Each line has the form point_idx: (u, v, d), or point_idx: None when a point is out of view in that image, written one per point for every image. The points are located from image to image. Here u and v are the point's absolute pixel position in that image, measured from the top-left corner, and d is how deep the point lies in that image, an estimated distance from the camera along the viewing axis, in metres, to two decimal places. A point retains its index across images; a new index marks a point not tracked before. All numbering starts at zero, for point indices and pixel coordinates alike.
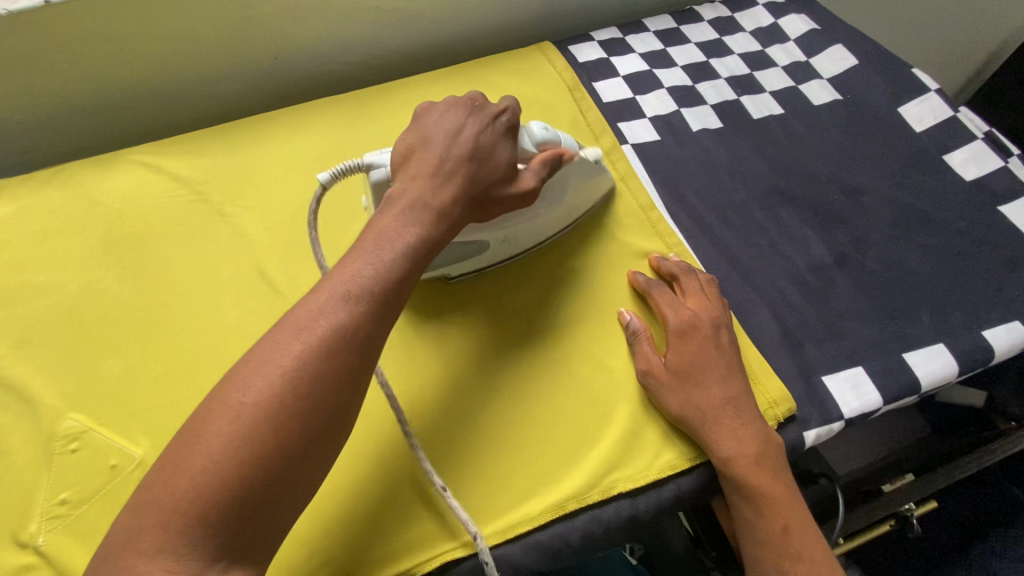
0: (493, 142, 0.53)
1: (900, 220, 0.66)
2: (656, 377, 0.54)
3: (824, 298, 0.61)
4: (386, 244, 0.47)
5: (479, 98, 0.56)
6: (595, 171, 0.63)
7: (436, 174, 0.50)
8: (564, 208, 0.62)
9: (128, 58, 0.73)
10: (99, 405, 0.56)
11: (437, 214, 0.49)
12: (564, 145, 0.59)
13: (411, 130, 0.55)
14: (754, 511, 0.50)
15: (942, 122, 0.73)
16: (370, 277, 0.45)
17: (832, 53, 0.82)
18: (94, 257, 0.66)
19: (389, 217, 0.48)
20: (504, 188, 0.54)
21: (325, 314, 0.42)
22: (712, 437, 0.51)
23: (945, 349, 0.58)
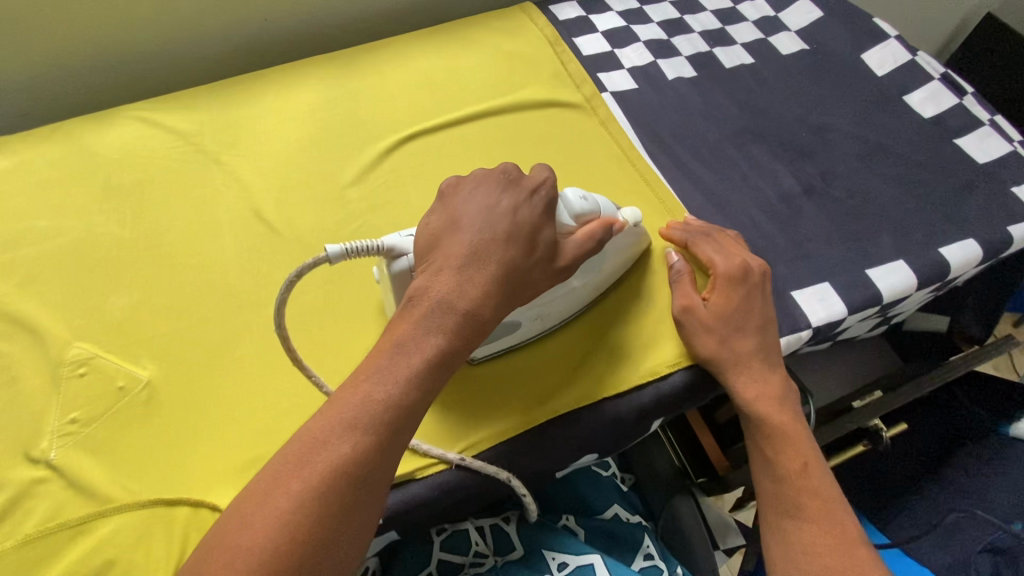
0: (531, 223, 0.49)
1: (863, 153, 0.71)
2: (696, 316, 0.57)
3: (793, 223, 0.65)
4: (401, 359, 0.43)
5: (512, 170, 0.52)
6: (634, 235, 0.59)
7: (464, 268, 0.46)
8: (600, 278, 0.58)
9: (120, 17, 0.75)
10: (105, 334, 0.59)
11: (458, 320, 0.45)
12: (604, 213, 0.55)
13: (437, 210, 0.51)
14: (775, 448, 0.55)
15: (902, 65, 0.78)
16: (380, 400, 0.41)
17: (800, 8, 0.86)
18: (94, 204, 0.68)
19: (405, 323, 0.45)
20: (540, 273, 0.50)
21: (330, 445, 0.39)
22: (738, 381, 0.56)
23: (905, 264, 0.62)
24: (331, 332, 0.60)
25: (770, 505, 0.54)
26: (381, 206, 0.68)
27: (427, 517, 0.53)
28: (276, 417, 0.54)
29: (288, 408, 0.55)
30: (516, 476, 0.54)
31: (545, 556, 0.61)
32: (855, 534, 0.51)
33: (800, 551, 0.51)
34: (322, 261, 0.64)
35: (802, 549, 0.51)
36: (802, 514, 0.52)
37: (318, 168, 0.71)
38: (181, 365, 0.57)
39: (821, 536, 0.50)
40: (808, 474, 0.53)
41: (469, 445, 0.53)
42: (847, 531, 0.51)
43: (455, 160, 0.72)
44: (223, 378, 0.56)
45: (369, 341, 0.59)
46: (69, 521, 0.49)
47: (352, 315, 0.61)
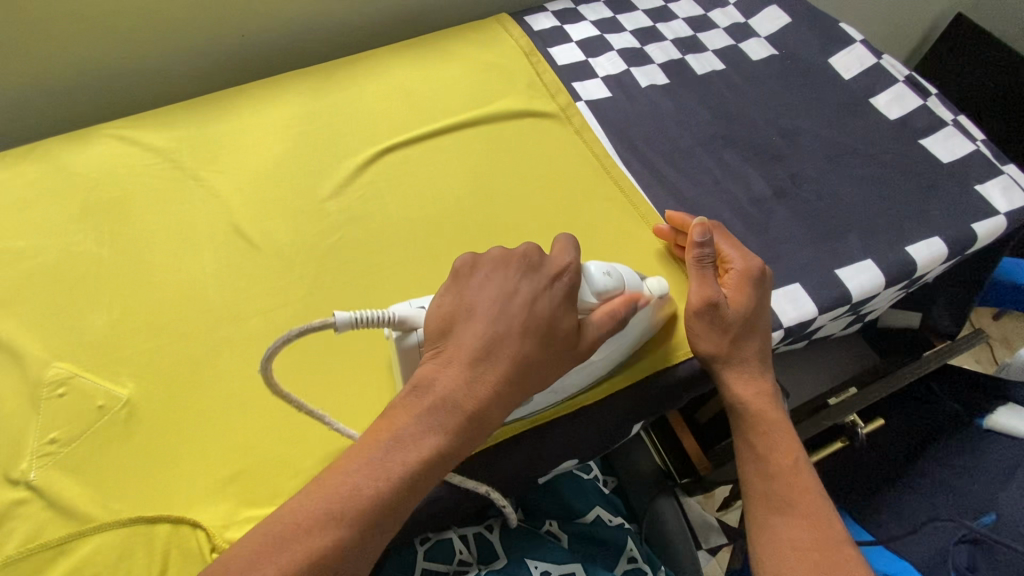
0: (551, 315, 0.48)
1: (832, 156, 0.72)
2: (719, 314, 0.56)
3: (764, 226, 0.67)
4: (397, 454, 0.43)
5: (534, 252, 0.51)
6: (661, 302, 0.57)
7: (473, 367, 0.46)
8: (616, 348, 0.56)
9: (96, 38, 0.76)
10: (84, 354, 0.59)
11: (460, 420, 0.45)
12: (628, 287, 0.54)
13: (450, 290, 0.49)
14: (765, 445, 0.56)
15: (868, 69, 0.80)
16: (371, 495, 0.41)
17: (768, 14, 0.88)
18: (72, 223, 0.68)
19: (405, 414, 0.44)
20: (553, 371, 0.49)
21: (314, 535, 0.39)
22: (735, 380, 0.57)
23: (874, 263, 0.63)
24: (310, 344, 0.60)
25: (758, 503, 0.55)
26: (360, 218, 0.69)
27: (406, 527, 0.53)
28: (256, 432, 0.55)
29: (269, 423, 0.55)
30: (496, 483, 0.55)
31: (529, 565, 0.61)
32: (840, 528, 0.52)
33: (789, 545, 0.51)
34: (302, 275, 0.65)
35: (790, 544, 0.52)
36: (791, 510, 0.53)
37: (298, 182, 0.72)
38: (161, 382, 0.57)
39: (808, 531, 0.52)
40: (798, 473, 0.55)
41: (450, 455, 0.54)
42: (833, 527, 0.52)
43: (433, 172, 0.73)
44: (204, 393, 0.57)
45: (348, 353, 0.60)
46: (50, 542, 0.49)
47: (330, 327, 0.61)
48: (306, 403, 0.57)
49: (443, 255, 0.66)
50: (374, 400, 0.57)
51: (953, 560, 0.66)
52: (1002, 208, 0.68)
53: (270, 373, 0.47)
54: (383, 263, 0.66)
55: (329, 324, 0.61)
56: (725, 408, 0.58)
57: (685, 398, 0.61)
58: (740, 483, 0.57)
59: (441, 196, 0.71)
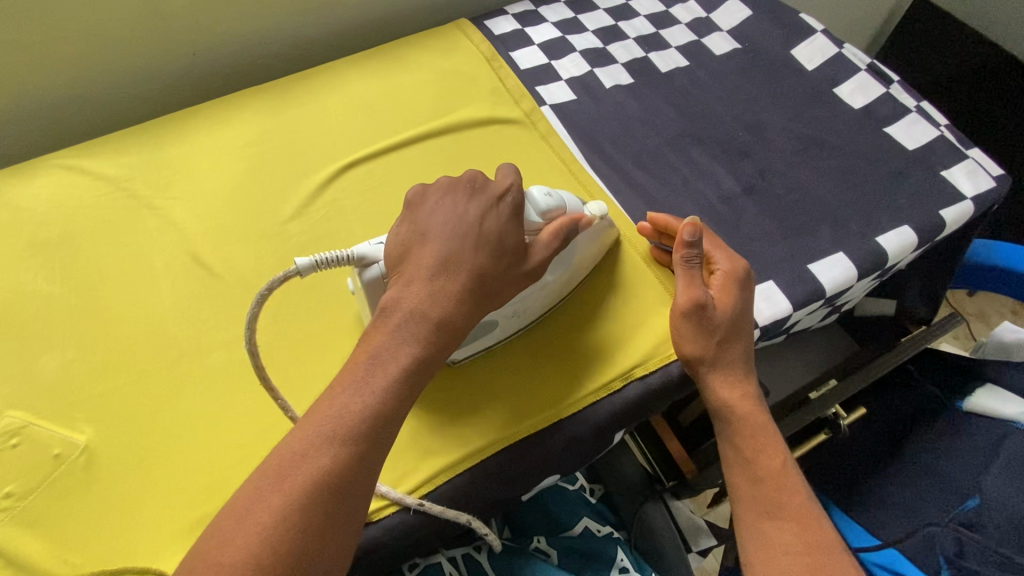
0: (498, 226, 0.50)
1: (799, 148, 0.72)
2: (705, 313, 0.55)
3: (734, 224, 0.66)
4: (376, 368, 0.44)
5: (478, 177, 0.52)
6: (603, 227, 0.59)
7: (434, 280, 0.47)
8: (569, 272, 0.58)
9: (35, 65, 0.72)
10: (38, 400, 0.56)
11: (430, 330, 0.46)
12: (570, 209, 0.55)
13: (404, 222, 0.51)
14: (752, 450, 0.55)
15: (830, 59, 0.79)
16: (357, 411, 0.42)
17: (729, 7, 0.87)
18: (20, 262, 0.65)
19: (379, 334, 0.45)
20: (513, 279, 0.50)
21: (309, 458, 0.40)
22: (719, 382, 0.56)
23: (845, 256, 0.63)
24: (277, 375, 0.58)
25: (746, 508, 0.54)
26: (324, 239, 0.67)
27: (385, 561, 0.51)
28: (223, 469, 0.53)
29: (236, 460, 0.53)
30: (477, 505, 0.54)
31: None
32: (829, 532, 0.52)
33: (780, 550, 0.51)
34: None
35: (781, 548, 0.51)
36: (781, 514, 0.53)
37: (257, 204, 0.69)
38: (122, 425, 0.55)
39: (798, 534, 0.51)
40: (786, 476, 0.54)
41: (423, 478, 0.52)
42: (824, 531, 0.52)
43: (398, 186, 0.71)
44: (166, 433, 0.55)
45: (316, 380, 0.58)
46: None
47: (297, 353, 0.59)
48: (275, 436, 0.55)
49: None
50: None
51: (940, 548, 0.67)
52: (969, 193, 0.68)
53: (256, 348, 0.49)
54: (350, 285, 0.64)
55: (295, 351, 0.59)
56: (709, 411, 0.58)
57: (666, 402, 0.60)
58: (728, 487, 0.56)
59: None
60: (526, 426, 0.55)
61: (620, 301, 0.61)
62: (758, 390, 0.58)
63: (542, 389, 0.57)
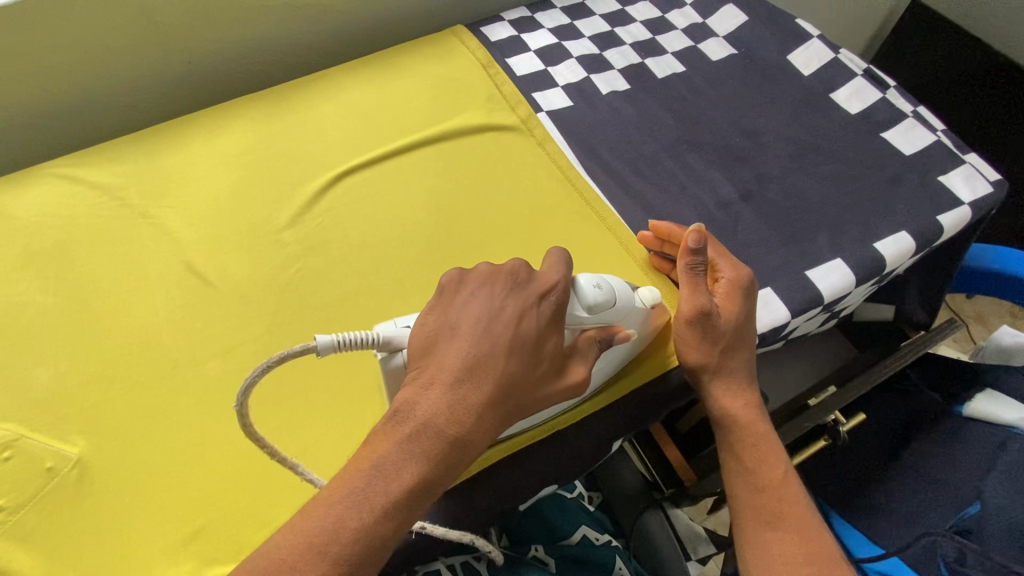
0: (535, 332, 0.47)
1: (797, 154, 0.72)
2: (710, 321, 0.55)
3: (732, 230, 0.66)
4: (380, 484, 0.41)
5: (521, 269, 0.49)
6: (651, 310, 0.56)
7: (456, 386, 0.44)
8: (610, 363, 0.55)
9: (31, 74, 0.72)
10: (31, 413, 0.56)
11: (443, 445, 0.43)
12: (621, 297, 0.52)
13: (435, 308, 0.48)
14: (756, 460, 0.55)
15: (827, 64, 0.79)
16: (353, 529, 0.40)
17: (726, 13, 0.87)
18: (14, 272, 0.65)
19: (386, 441, 0.43)
20: (542, 389, 0.48)
21: (297, 573, 0.38)
22: (722, 391, 0.56)
23: (843, 262, 0.63)
24: (273, 385, 0.57)
25: (748, 517, 0.54)
26: (320, 247, 0.67)
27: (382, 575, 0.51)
28: (218, 481, 0.52)
29: (231, 473, 0.53)
30: (477, 519, 0.53)
31: None
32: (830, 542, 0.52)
33: (782, 562, 0.50)
34: (261, 310, 0.62)
35: (783, 559, 0.51)
36: (782, 524, 0.52)
37: (253, 212, 0.69)
38: (116, 437, 0.54)
39: (800, 545, 0.51)
40: (788, 485, 0.54)
41: None
42: (823, 543, 0.51)
43: (395, 194, 0.71)
44: (160, 446, 0.54)
45: (313, 390, 0.57)
46: None
47: (294, 363, 0.59)
48: (271, 447, 0.54)
49: (408, 279, 0.65)
50: (341, 436, 0.55)
51: (940, 554, 0.65)
52: (966, 198, 0.68)
53: (246, 408, 0.45)
54: (348, 294, 0.64)
55: (291, 360, 0.59)
56: (711, 420, 0.57)
57: (666, 410, 0.60)
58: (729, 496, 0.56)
59: (404, 219, 0.69)
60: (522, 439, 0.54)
61: None
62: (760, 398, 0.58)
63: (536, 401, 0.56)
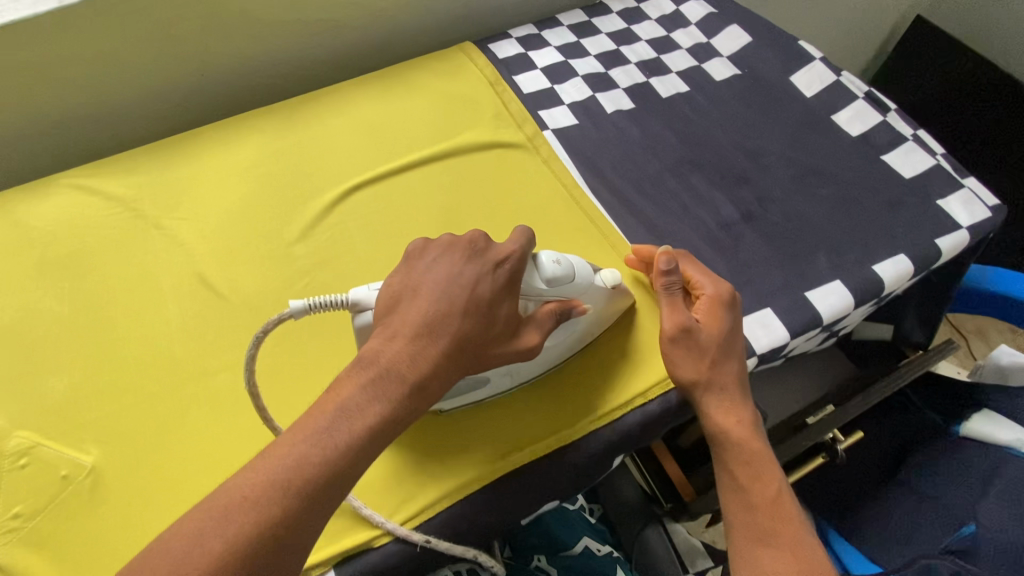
0: (491, 296, 0.50)
1: (798, 176, 0.73)
2: (686, 335, 0.57)
3: (733, 251, 0.67)
4: (342, 423, 0.44)
5: (480, 239, 0.53)
6: (614, 295, 0.59)
7: (415, 339, 0.48)
8: (572, 336, 0.58)
9: (52, 87, 0.75)
10: (45, 421, 0.57)
11: (402, 390, 0.46)
12: (580, 274, 0.55)
13: (400, 271, 0.52)
14: (749, 477, 0.56)
15: (829, 86, 0.81)
16: (316, 462, 0.42)
17: (730, 33, 0.88)
18: (31, 281, 0.66)
19: (351, 384, 0.46)
20: (496, 347, 0.51)
21: (261, 505, 0.41)
22: (713, 408, 0.57)
23: (842, 284, 0.64)
24: (282, 398, 0.59)
25: (740, 533, 0.55)
26: (329, 262, 0.68)
27: None
28: None
29: None
30: (479, 533, 0.54)
31: None
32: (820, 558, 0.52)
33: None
34: (271, 323, 0.64)
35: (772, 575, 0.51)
36: (773, 542, 0.53)
37: (264, 225, 0.71)
38: (129, 446, 0.56)
39: (791, 562, 0.52)
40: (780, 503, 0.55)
41: (420, 508, 0.53)
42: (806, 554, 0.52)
43: (403, 210, 0.72)
44: (171, 456, 0.55)
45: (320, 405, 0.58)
46: None
47: (301, 378, 0.60)
48: None
49: None
50: None
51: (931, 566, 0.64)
52: (964, 222, 0.69)
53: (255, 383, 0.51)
54: None
55: (300, 377, 0.60)
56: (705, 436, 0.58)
57: (666, 427, 0.61)
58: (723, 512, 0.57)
59: (411, 234, 0.70)
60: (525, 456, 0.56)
61: (617, 330, 0.63)
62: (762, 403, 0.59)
63: (539, 421, 0.58)
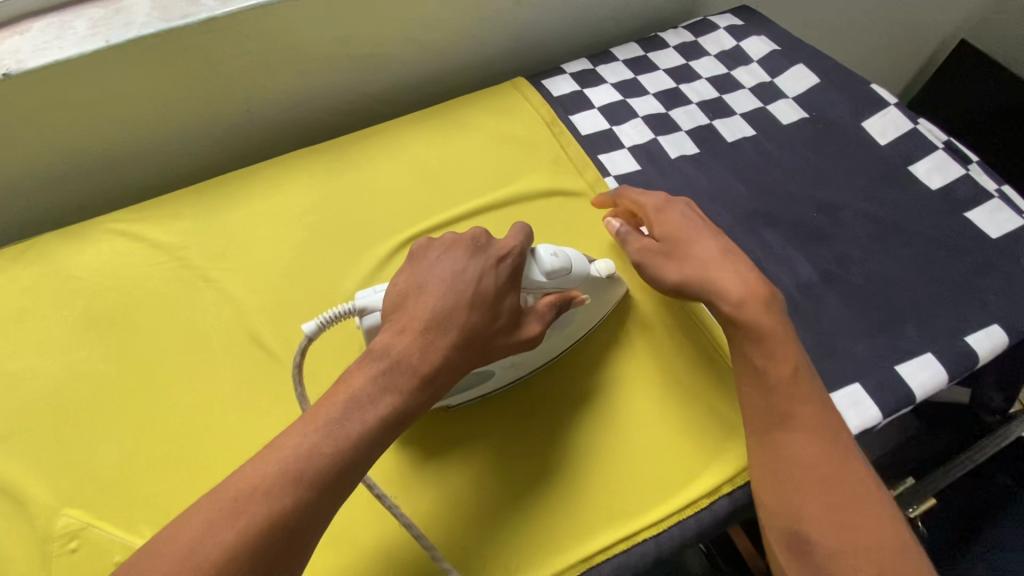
0: (495, 290, 0.51)
1: (877, 233, 0.69)
2: (653, 256, 0.60)
3: (815, 317, 0.63)
4: (354, 413, 0.45)
5: (482, 235, 0.54)
6: (607, 285, 0.61)
7: (425, 331, 0.48)
8: (570, 329, 0.60)
9: (95, 126, 0.72)
10: (95, 497, 0.54)
11: (414, 382, 0.47)
12: (575, 266, 0.57)
13: (407, 269, 0.52)
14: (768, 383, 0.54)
15: (905, 134, 0.77)
16: (327, 454, 0.43)
17: (796, 73, 0.85)
18: (75, 337, 0.63)
19: (362, 377, 0.46)
20: (501, 341, 0.51)
21: (272, 496, 0.40)
22: (701, 266, 0.58)
23: (934, 358, 0.60)
24: None
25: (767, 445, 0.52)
26: None
27: None
28: None
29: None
30: None
31: None
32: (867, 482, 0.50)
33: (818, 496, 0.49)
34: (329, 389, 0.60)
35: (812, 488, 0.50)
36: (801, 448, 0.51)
37: (318, 279, 0.67)
38: None
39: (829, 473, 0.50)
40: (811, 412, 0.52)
41: None
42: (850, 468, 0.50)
43: None
44: None
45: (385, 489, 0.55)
46: None
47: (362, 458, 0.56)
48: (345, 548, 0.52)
49: None
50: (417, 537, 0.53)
51: None
52: None
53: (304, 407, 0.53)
54: None
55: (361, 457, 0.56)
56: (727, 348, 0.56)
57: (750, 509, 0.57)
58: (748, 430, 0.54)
59: None
60: (565, 482, 0.55)
61: (697, 405, 0.59)
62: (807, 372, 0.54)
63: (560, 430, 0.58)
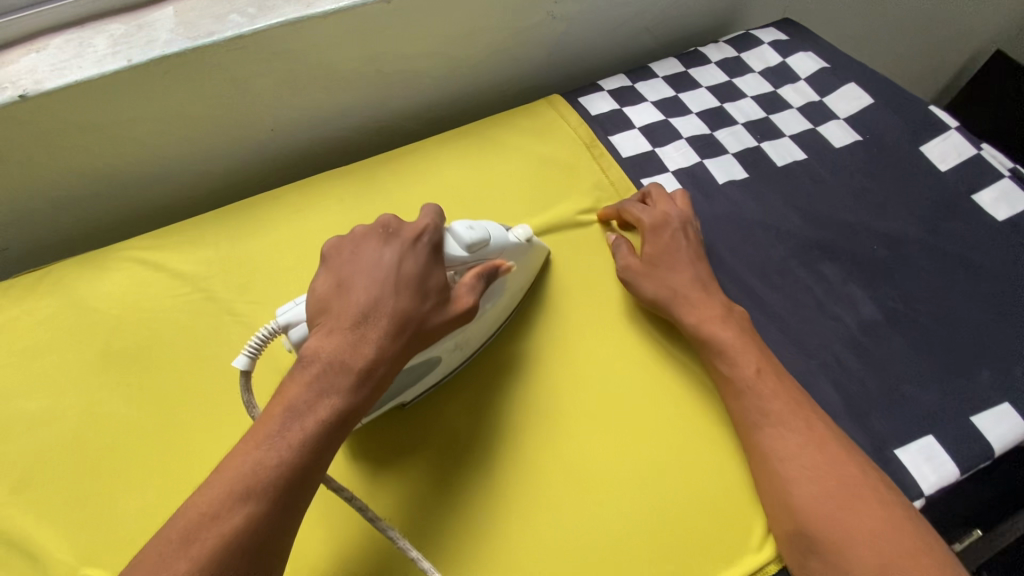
0: (419, 272, 0.49)
1: (943, 268, 0.65)
2: (635, 271, 0.62)
3: (881, 361, 0.59)
4: (293, 422, 0.43)
5: (393, 221, 0.52)
6: (528, 249, 0.59)
7: (354, 328, 0.46)
8: (506, 296, 0.58)
9: (114, 147, 0.68)
10: (117, 555, 0.50)
11: (351, 378, 0.45)
12: (495, 237, 0.54)
13: (324, 273, 0.50)
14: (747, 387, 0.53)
15: (968, 160, 0.72)
16: (272, 466, 0.41)
17: (847, 92, 0.81)
18: (94, 375, 0.60)
19: (295, 385, 0.44)
20: (437, 320, 0.49)
21: (222, 518, 0.39)
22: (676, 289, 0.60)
23: (1012, 408, 0.56)
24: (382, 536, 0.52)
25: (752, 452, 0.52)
26: None
27: None
28: None
29: None
30: None
31: None
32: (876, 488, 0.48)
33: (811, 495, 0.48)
34: None
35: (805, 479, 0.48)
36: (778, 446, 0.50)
37: None
38: None
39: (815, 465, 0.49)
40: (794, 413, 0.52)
41: None
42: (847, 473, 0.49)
43: None
44: None
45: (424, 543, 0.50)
46: None
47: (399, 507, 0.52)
48: None
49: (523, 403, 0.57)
50: None
51: None
52: None
53: None
54: None
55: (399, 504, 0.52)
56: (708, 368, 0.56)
57: None
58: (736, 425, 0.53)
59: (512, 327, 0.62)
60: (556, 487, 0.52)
61: None
62: (774, 390, 0.53)
63: (529, 426, 0.56)
